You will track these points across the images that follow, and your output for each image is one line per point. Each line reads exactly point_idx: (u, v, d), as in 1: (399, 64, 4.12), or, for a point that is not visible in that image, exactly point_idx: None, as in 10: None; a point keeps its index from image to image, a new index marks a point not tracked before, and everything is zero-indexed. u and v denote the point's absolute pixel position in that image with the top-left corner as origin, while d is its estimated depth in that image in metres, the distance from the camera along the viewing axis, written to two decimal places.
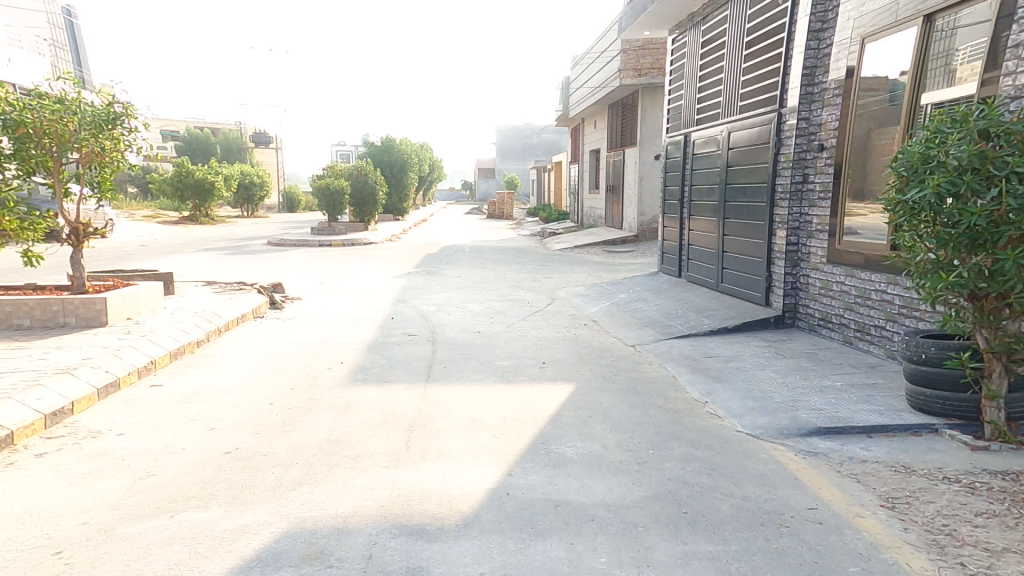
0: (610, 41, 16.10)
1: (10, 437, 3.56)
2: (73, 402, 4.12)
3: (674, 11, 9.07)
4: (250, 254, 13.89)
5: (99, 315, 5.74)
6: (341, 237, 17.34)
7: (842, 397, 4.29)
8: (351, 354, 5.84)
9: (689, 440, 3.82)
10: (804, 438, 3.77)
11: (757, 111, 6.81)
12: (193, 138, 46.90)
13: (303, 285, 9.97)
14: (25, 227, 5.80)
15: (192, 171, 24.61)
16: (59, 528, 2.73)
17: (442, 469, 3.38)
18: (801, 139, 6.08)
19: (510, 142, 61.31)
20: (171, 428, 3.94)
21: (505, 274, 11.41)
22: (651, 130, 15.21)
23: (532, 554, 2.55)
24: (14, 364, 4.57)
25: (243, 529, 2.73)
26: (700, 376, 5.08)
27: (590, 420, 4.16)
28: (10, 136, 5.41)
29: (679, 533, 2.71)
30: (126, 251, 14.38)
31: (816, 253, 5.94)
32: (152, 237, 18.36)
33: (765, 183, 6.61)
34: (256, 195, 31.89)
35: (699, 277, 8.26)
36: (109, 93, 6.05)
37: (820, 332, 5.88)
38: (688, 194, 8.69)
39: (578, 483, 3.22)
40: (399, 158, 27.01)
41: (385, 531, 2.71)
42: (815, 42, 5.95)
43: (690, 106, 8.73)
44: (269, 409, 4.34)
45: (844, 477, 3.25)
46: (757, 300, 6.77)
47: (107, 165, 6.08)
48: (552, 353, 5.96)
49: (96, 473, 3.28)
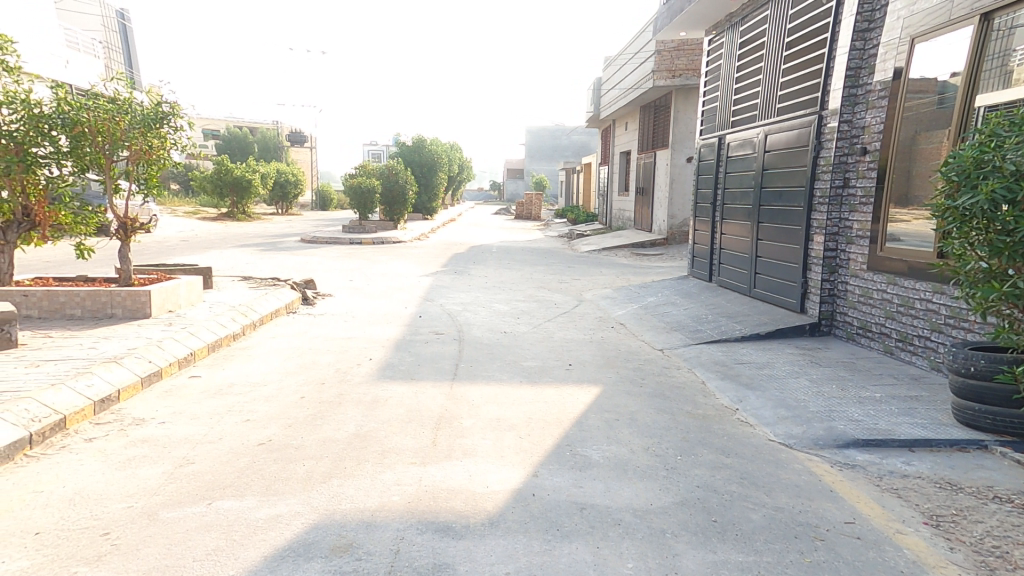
0: (643, 41, 15.93)
1: (62, 422, 3.72)
2: (120, 390, 4.29)
3: (711, 11, 8.92)
4: (283, 250, 14.18)
5: (144, 308, 5.96)
6: (370, 235, 17.58)
7: (881, 409, 4.15)
8: (379, 351, 5.92)
9: (718, 447, 3.76)
10: (840, 450, 3.67)
11: (795, 113, 6.65)
12: (232, 137, 48.15)
13: (334, 281, 10.16)
14: (79, 222, 6.17)
15: (231, 169, 25.36)
16: (107, 510, 2.85)
17: (469, 469, 3.39)
18: (843, 142, 5.91)
19: (538, 142, 61.37)
20: (209, 418, 4.07)
21: (531, 275, 11.46)
22: (684, 131, 14.98)
23: (558, 555, 2.55)
24: (65, 352, 4.76)
25: (276, 518, 2.80)
26: (730, 382, 4.98)
27: (616, 424, 4.12)
28: (68, 135, 5.65)
29: (707, 542, 2.67)
30: (168, 245, 14.80)
31: (856, 259, 5.76)
32: (192, 233, 19.00)
33: (802, 187, 6.44)
34: (291, 193, 32.68)
35: (731, 282, 8.11)
36: (158, 92, 6.17)
37: (859, 341, 5.71)
38: (721, 196, 8.54)
39: (603, 486, 3.20)
40: (429, 158, 27.24)
41: (413, 527, 2.74)
42: (861, 42, 5.78)
43: (726, 108, 8.57)
44: (300, 403, 4.43)
45: (883, 491, 3.15)
46: (791, 306, 6.61)
47: (154, 163, 6.26)
48: (578, 355, 5.94)
49: (139, 459, 3.41)
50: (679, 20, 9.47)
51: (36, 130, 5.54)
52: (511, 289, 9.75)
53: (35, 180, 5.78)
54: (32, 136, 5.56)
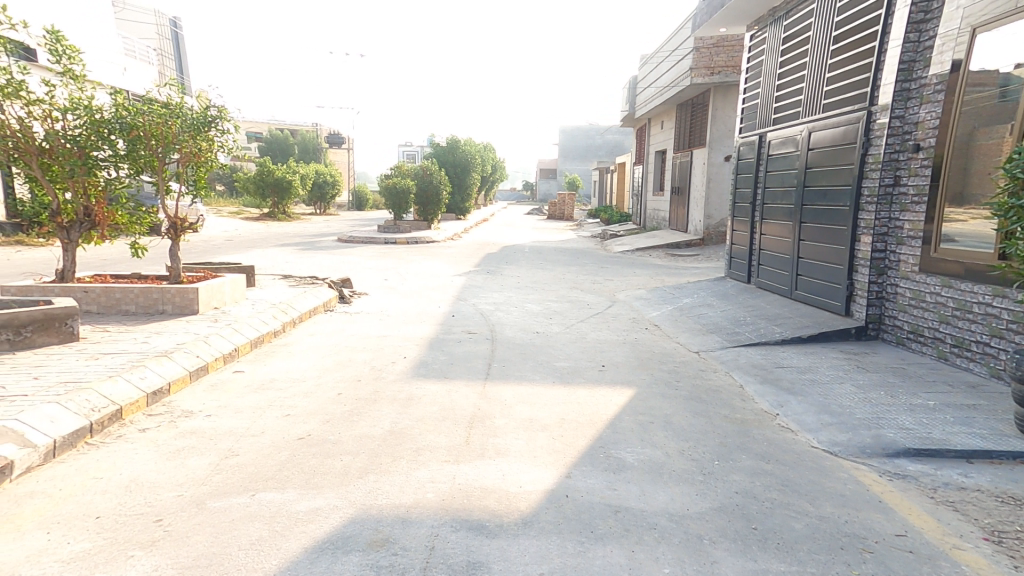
0: (681, 39, 15.67)
1: (119, 413, 3.90)
2: (170, 383, 4.47)
3: (753, 7, 8.70)
4: (322, 250, 14.53)
5: (191, 304, 6.19)
6: (405, 235, 17.82)
7: (934, 417, 3.96)
8: (413, 350, 6.00)
9: (757, 453, 3.66)
10: (889, 459, 3.53)
11: (842, 109, 6.43)
12: (274, 140, 49.65)
13: (369, 281, 10.34)
14: (134, 221, 6.39)
15: (273, 171, 26.14)
16: (159, 497, 2.97)
17: (502, 468, 3.39)
18: (893, 139, 5.68)
19: (570, 142, 61.06)
20: (252, 412, 4.20)
21: (564, 275, 11.41)
22: (722, 130, 14.65)
23: (592, 557, 2.52)
24: (121, 346, 5.00)
25: (315, 511, 2.86)
26: (770, 387, 4.84)
27: (651, 427, 4.06)
28: (125, 139, 5.93)
29: (748, 550, 2.60)
30: (214, 245, 15.36)
31: (906, 261, 5.53)
32: (236, 232, 19.68)
33: (848, 185, 6.22)
34: (329, 194, 33.46)
35: (770, 283, 7.89)
36: (207, 97, 6.44)
37: (909, 346, 5.47)
38: (760, 196, 8.33)
39: (638, 489, 3.15)
40: (463, 158, 27.47)
41: (446, 524, 2.76)
42: (916, 34, 5.53)
43: (768, 105, 8.35)
44: (337, 399, 4.53)
45: (937, 504, 3.01)
46: (835, 309, 6.38)
47: (202, 165, 6.55)
48: (611, 356, 5.88)
49: (188, 450, 3.55)
50: (719, 16, 9.27)
51: (96, 135, 5.80)
52: (544, 289, 9.72)
53: (96, 182, 6.07)
54: (93, 141, 5.80)
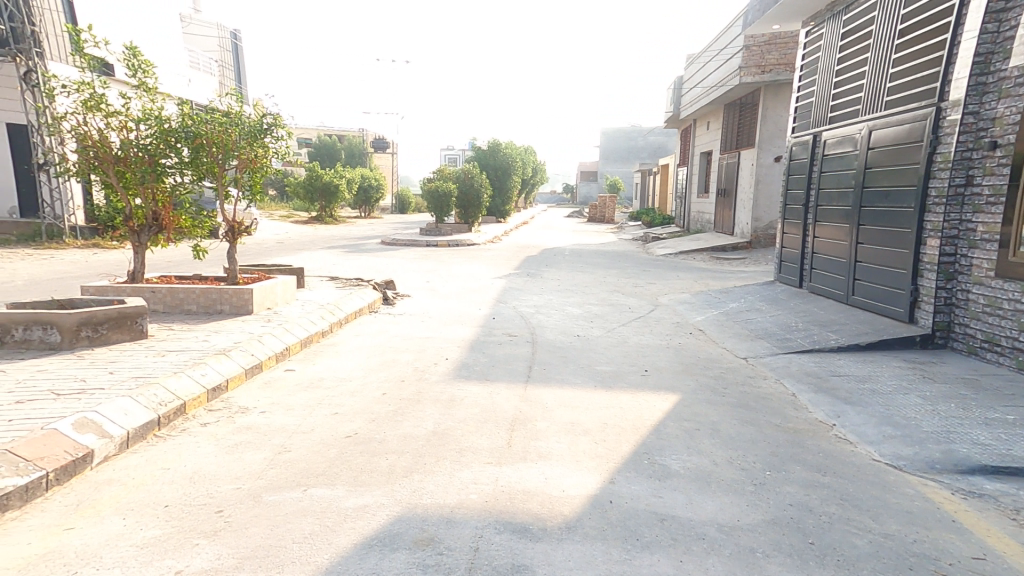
0: (730, 37, 15.30)
1: (183, 407, 4.08)
2: (228, 380, 4.64)
3: (809, 2, 8.40)
4: (366, 252, 14.86)
5: (246, 305, 6.43)
6: (447, 238, 18.03)
7: (1013, 433, 3.69)
8: (455, 351, 6.04)
9: (812, 464, 3.49)
10: (962, 476, 3.30)
11: (908, 106, 6.12)
12: (321, 145, 51.27)
13: (412, 283, 10.49)
14: (196, 225, 6.75)
15: (322, 175, 26.98)
16: (219, 489, 3.08)
17: (545, 471, 3.36)
18: (966, 136, 5.37)
19: (610, 144, 60.44)
20: (302, 410, 4.31)
21: (605, 278, 11.28)
22: (773, 130, 14.19)
23: (638, 566, 2.46)
24: (183, 344, 5.23)
25: (363, 508, 2.90)
26: (826, 396, 4.62)
27: (697, 434, 3.94)
28: (189, 146, 6.21)
29: (805, 565, 2.48)
30: (266, 247, 15.96)
31: (980, 266, 5.20)
32: (286, 235, 20.40)
33: (913, 186, 5.91)
34: (374, 198, 34.26)
35: (824, 289, 7.58)
36: (263, 106, 6.69)
37: (983, 356, 5.13)
38: (814, 198, 8.02)
39: (685, 498, 3.06)
40: (504, 161, 27.60)
41: (490, 526, 2.75)
42: (995, 24, 5.20)
43: (824, 103, 8.03)
44: (382, 399, 4.60)
45: (1019, 527, 2.79)
46: (897, 316, 6.06)
47: (258, 171, 6.78)
48: (655, 361, 5.75)
49: (245, 444, 3.67)
50: (772, 13, 9.00)
51: (164, 143, 6.10)
52: (584, 293, 9.63)
53: (163, 188, 6.34)
54: (161, 149, 6.12)
